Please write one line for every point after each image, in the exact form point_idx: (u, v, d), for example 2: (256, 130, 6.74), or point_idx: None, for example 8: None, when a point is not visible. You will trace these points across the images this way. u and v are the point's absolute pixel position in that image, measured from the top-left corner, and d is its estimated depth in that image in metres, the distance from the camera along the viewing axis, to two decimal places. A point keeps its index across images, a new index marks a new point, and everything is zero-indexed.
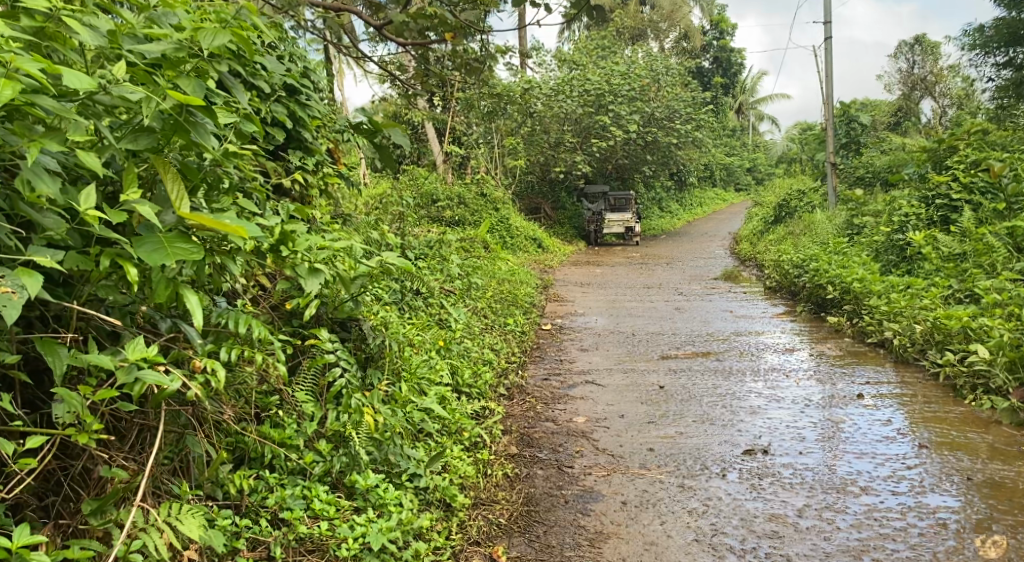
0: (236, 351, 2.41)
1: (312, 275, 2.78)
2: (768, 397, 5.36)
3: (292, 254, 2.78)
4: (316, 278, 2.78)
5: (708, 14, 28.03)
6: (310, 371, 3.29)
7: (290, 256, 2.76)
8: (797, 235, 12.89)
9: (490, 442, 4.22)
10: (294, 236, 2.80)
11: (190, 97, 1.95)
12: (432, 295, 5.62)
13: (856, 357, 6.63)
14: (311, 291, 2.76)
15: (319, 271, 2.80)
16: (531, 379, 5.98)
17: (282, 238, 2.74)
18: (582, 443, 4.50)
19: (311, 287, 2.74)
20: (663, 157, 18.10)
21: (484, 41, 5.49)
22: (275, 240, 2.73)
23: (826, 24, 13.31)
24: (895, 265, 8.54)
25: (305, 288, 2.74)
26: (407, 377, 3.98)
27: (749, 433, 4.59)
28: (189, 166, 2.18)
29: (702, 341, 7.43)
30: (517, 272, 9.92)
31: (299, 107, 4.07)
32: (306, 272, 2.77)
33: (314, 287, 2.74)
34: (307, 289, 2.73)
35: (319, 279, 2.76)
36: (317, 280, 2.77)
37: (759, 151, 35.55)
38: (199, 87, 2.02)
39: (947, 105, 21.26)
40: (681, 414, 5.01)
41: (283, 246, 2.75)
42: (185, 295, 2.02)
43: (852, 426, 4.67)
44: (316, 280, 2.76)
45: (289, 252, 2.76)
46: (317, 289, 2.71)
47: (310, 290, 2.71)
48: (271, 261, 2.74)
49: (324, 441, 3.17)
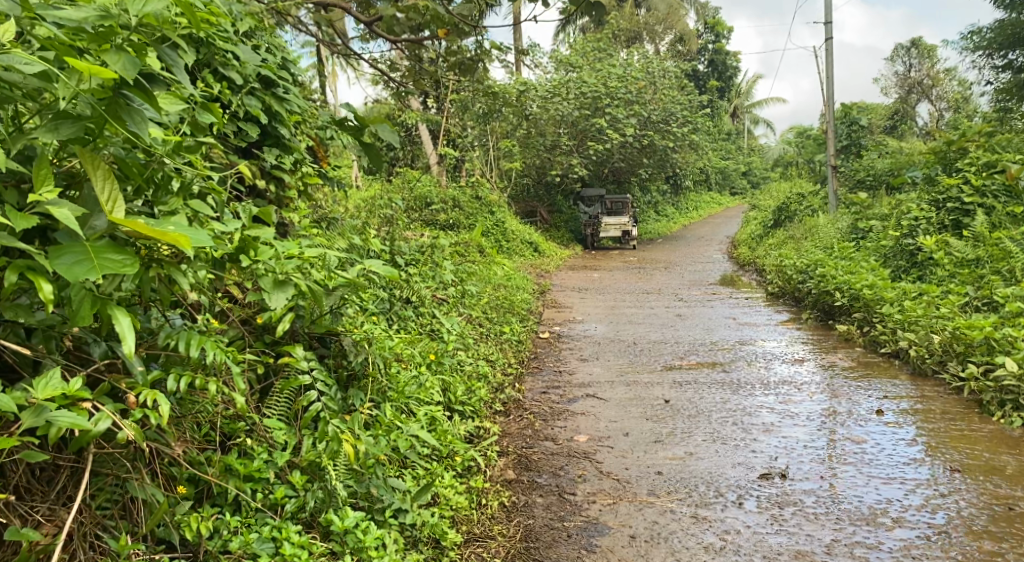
0: (187, 377, 2.06)
1: (277, 289, 2.43)
2: (781, 414, 5.02)
3: (253, 264, 2.42)
4: (282, 293, 2.43)
5: (704, 18, 27.78)
6: (284, 393, 2.99)
7: (252, 266, 2.42)
8: (799, 239, 12.57)
9: (485, 467, 3.89)
10: (257, 244, 2.42)
11: (109, 72, 1.59)
12: (422, 303, 5.26)
13: (870, 368, 6.29)
14: (276, 308, 2.41)
15: (285, 283, 2.46)
16: (529, 392, 5.63)
17: (244, 245, 2.39)
18: (584, 466, 4.15)
19: (276, 304, 2.40)
20: (660, 161, 17.79)
21: (481, 39, 5.15)
22: (235, 249, 2.38)
23: (826, 24, 13.02)
24: (905, 271, 8.21)
25: (269, 305, 2.40)
26: (393, 398, 3.64)
27: (765, 455, 4.24)
28: (133, 161, 1.84)
29: (705, 350, 7.08)
30: (513, 277, 9.58)
31: (275, 101, 3.73)
32: (269, 285, 2.43)
33: (279, 304, 2.39)
34: (271, 305, 2.38)
35: (285, 294, 2.41)
36: (281, 296, 2.42)
37: (754, 155, 35.22)
38: (130, 65, 1.67)
39: (945, 108, 20.98)
40: (689, 432, 4.66)
41: (245, 254, 2.40)
42: (115, 316, 1.68)
43: (875, 447, 4.32)
44: (281, 295, 2.41)
45: (254, 259, 2.41)
46: (281, 306, 2.36)
47: (274, 306, 2.37)
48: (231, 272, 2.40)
49: (298, 472, 2.84)
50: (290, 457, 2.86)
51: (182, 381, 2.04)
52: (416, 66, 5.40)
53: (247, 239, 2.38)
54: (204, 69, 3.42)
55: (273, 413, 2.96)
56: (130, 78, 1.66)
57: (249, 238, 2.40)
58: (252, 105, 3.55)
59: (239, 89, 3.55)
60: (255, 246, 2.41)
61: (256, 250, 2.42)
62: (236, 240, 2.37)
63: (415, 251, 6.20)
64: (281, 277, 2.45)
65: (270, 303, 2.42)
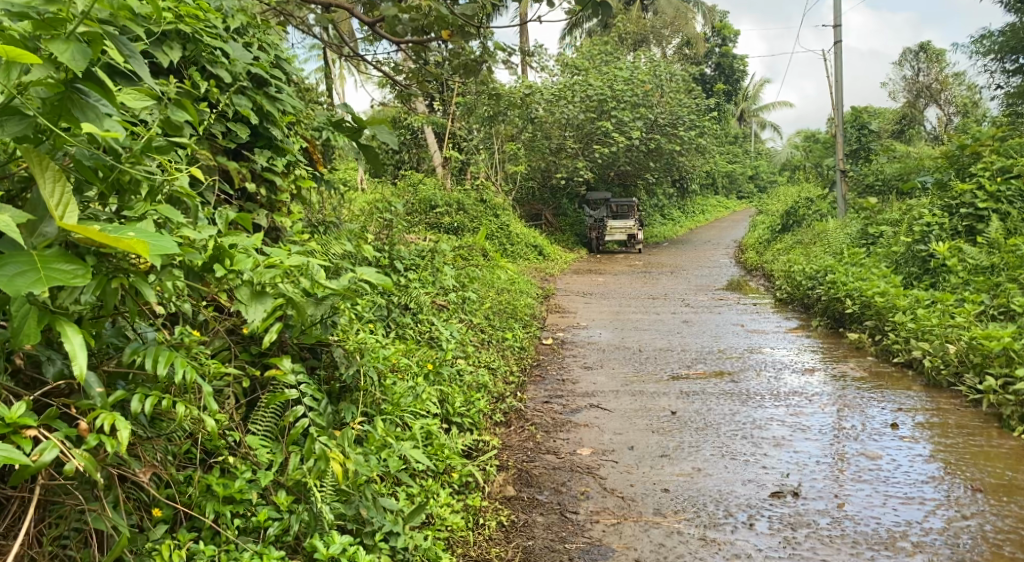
0: (153, 396, 1.89)
1: (255, 301, 2.32)
2: (792, 427, 4.84)
3: (230, 273, 2.28)
4: (259, 306, 2.33)
5: (711, 22, 27.60)
6: (270, 408, 2.83)
7: (228, 276, 2.27)
8: (807, 244, 12.38)
9: (483, 483, 3.74)
10: (235, 252, 2.26)
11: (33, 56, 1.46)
12: (422, 309, 5.09)
13: (883, 378, 6.11)
14: (253, 322, 2.33)
15: (264, 296, 2.34)
16: (531, 401, 5.47)
17: (220, 253, 2.21)
18: (587, 482, 3.98)
19: (253, 319, 2.31)
20: (666, 164, 17.61)
21: (484, 43, 5.00)
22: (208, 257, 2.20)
23: (835, 27, 12.85)
24: (917, 278, 8.03)
25: (245, 319, 2.31)
26: (387, 410, 3.49)
27: (776, 471, 4.07)
28: (103, 160, 1.74)
29: (714, 359, 6.89)
30: (517, 281, 9.42)
31: (267, 100, 3.55)
32: (246, 297, 2.31)
33: (257, 318, 2.31)
34: (248, 320, 2.30)
35: (264, 308, 2.32)
36: (259, 310, 2.32)
37: (761, 159, 34.95)
38: (78, 54, 1.57)
39: (953, 112, 20.70)
40: (696, 446, 4.49)
41: (220, 262, 2.22)
42: (64, 332, 1.55)
43: (891, 464, 4.14)
44: (260, 309, 2.32)
45: (231, 268, 2.24)
46: (259, 321, 2.29)
47: (251, 322, 2.28)
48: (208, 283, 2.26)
49: (283, 492, 2.68)
50: (275, 475, 2.71)
51: (148, 400, 1.87)
52: (419, 68, 5.26)
53: (223, 247, 2.21)
54: (191, 67, 3.27)
55: (258, 430, 2.79)
56: (78, 68, 1.56)
57: (224, 246, 2.22)
58: (241, 104, 3.38)
59: (228, 88, 3.38)
60: (231, 255, 2.24)
61: (232, 257, 2.25)
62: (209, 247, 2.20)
63: (414, 255, 6.03)
64: (258, 289, 2.33)
65: (247, 316, 2.32)
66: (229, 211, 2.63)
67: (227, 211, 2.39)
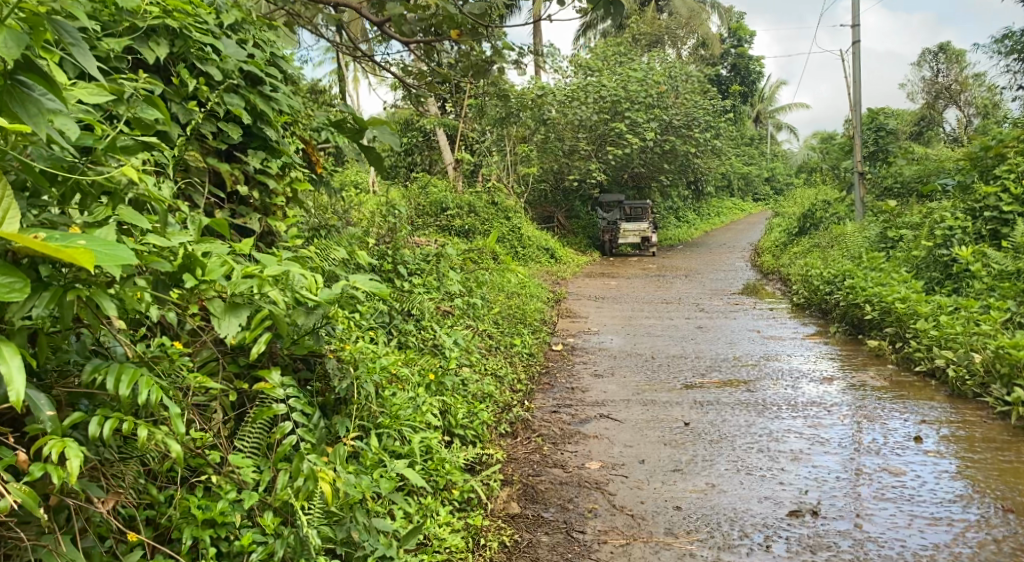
0: (112, 419, 1.78)
1: (230, 313, 2.21)
2: (811, 439, 4.63)
3: (203, 282, 2.17)
4: (234, 319, 2.20)
5: (727, 22, 27.31)
6: (257, 423, 2.68)
7: (201, 285, 2.17)
8: (825, 247, 12.13)
9: (486, 500, 3.58)
10: (207, 262, 2.14)
11: None
12: (425, 316, 4.92)
13: (904, 388, 5.88)
14: (227, 336, 2.20)
15: (240, 307, 2.22)
16: (538, 411, 5.30)
17: (190, 263, 2.10)
18: (595, 498, 3.81)
19: (226, 333, 2.17)
20: (680, 166, 17.37)
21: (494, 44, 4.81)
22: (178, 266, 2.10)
23: (854, 27, 12.61)
24: (939, 283, 7.80)
25: (218, 333, 2.18)
26: (384, 424, 3.34)
27: (794, 488, 3.87)
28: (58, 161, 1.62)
29: (729, 366, 6.69)
30: (528, 285, 9.24)
31: (262, 99, 3.38)
32: (220, 309, 2.20)
33: (231, 333, 2.17)
34: (220, 335, 2.17)
35: (239, 321, 2.19)
36: (234, 323, 2.19)
37: (777, 161, 34.57)
38: (11, 41, 1.47)
39: (973, 114, 20.29)
40: (710, 459, 4.31)
41: (190, 272, 2.11)
42: (3, 353, 1.46)
43: (915, 481, 3.93)
44: (234, 322, 2.19)
45: (203, 278, 2.13)
46: (233, 336, 2.15)
47: (223, 335, 2.15)
48: (178, 295, 2.13)
49: (269, 514, 2.53)
50: (262, 495, 2.56)
51: (106, 425, 1.77)
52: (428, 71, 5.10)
53: (192, 256, 2.10)
54: (180, 63, 3.15)
55: (245, 446, 2.64)
56: (10, 56, 1.45)
57: (195, 254, 2.11)
58: (233, 103, 3.20)
59: (218, 86, 3.22)
60: (203, 263, 2.12)
61: (204, 266, 2.13)
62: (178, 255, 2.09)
63: (419, 260, 5.83)
64: (234, 300, 2.22)
65: (220, 330, 2.19)
66: (202, 215, 2.52)
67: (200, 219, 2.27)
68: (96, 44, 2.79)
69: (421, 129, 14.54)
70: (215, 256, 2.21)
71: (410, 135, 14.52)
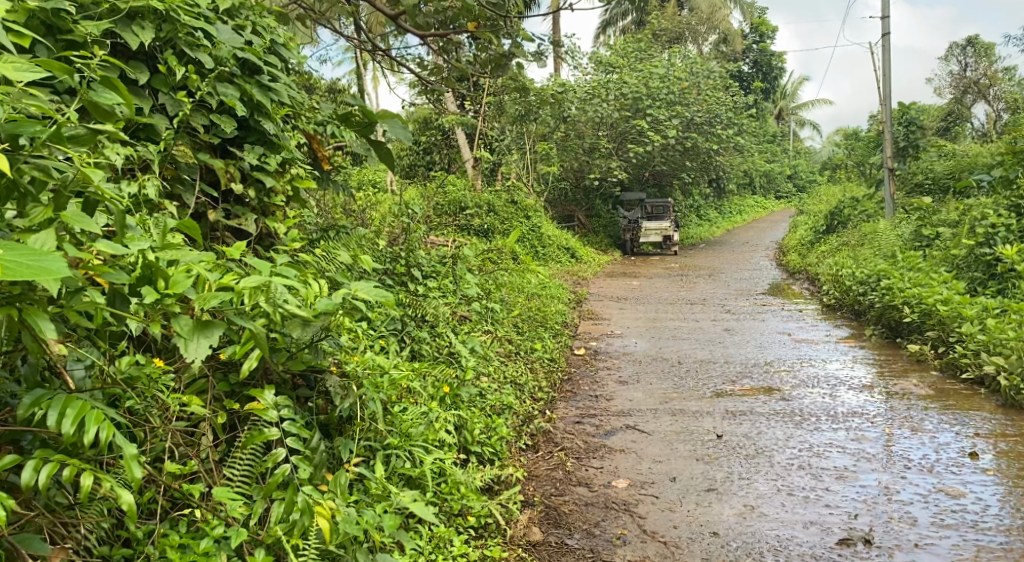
0: (51, 463, 1.66)
1: (199, 333, 1.93)
2: (856, 455, 4.28)
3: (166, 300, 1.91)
4: (204, 339, 1.92)
5: (749, 17, 26.75)
6: (247, 449, 2.40)
7: (162, 303, 1.90)
8: (854, 246, 11.71)
9: (505, 526, 3.29)
10: (175, 280, 1.90)
11: None
12: (439, 322, 4.60)
13: (951, 397, 5.50)
14: (196, 360, 1.92)
15: (212, 325, 1.95)
16: (561, 421, 4.98)
17: (151, 273, 1.88)
18: (624, 522, 3.50)
19: (195, 357, 1.89)
20: (703, 164, 16.96)
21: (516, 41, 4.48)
22: (138, 278, 1.89)
23: (884, 19, 12.17)
24: (982, 284, 7.39)
25: (185, 357, 1.90)
26: (393, 444, 3.04)
27: (842, 512, 3.54)
28: None
29: (761, 372, 6.33)
30: (548, 286, 8.93)
31: (259, 89, 3.10)
32: (188, 329, 1.92)
33: (200, 356, 1.90)
34: (188, 359, 1.89)
35: (209, 343, 1.91)
36: (203, 345, 1.91)
37: (800, 158, 33.92)
38: None
39: (1002, 108, 19.56)
40: (748, 478, 3.96)
41: (152, 284, 1.88)
42: None
43: (977, 504, 3.58)
44: (204, 344, 1.91)
45: (166, 291, 1.88)
46: (202, 361, 1.87)
47: (190, 360, 1.86)
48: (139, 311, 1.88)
49: (260, 552, 2.24)
50: (252, 531, 2.28)
51: (44, 469, 1.65)
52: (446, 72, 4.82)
53: (154, 266, 1.88)
54: (168, 50, 2.90)
55: (235, 475, 2.36)
56: None
57: (157, 265, 1.89)
58: (227, 93, 2.95)
59: (210, 75, 2.96)
60: (166, 275, 1.89)
61: (168, 278, 1.90)
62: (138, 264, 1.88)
63: (434, 261, 5.40)
64: (204, 318, 1.94)
65: (187, 353, 1.91)
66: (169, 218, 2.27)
67: (167, 222, 2.06)
68: (70, 27, 2.54)
69: (440, 128, 14.28)
70: (185, 265, 1.98)
71: (429, 134, 14.31)
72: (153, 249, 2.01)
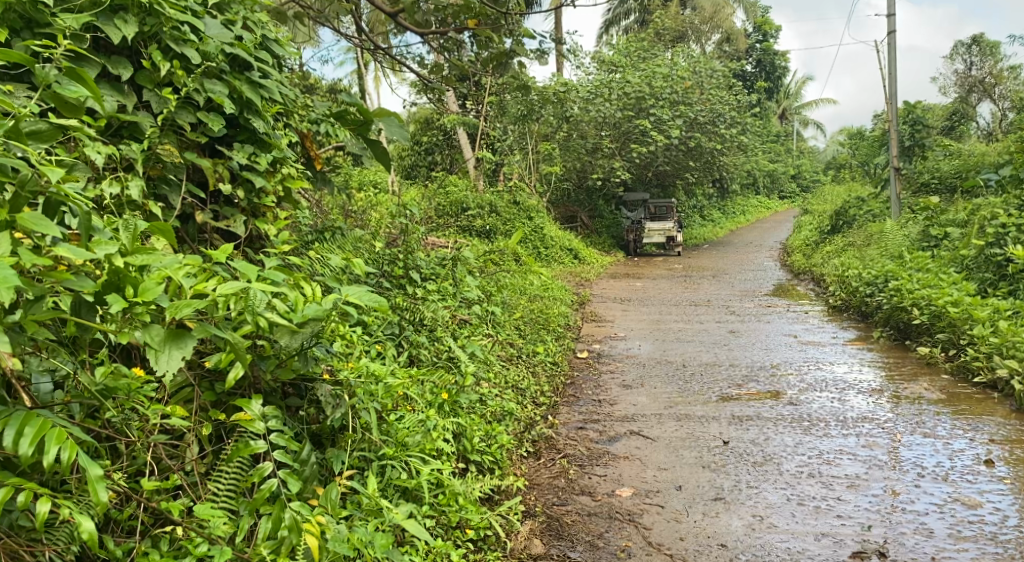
0: (6, 489, 1.65)
1: (171, 344, 1.91)
2: (868, 463, 4.15)
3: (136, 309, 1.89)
4: (176, 351, 1.91)
5: (753, 16, 26.57)
6: (233, 462, 2.28)
7: (134, 312, 1.88)
8: (860, 246, 11.57)
9: (505, 538, 3.17)
10: (145, 287, 1.86)
11: None
12: (438, 326, 4.49)
13: (962, 401, 5.37)
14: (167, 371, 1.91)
15: (184, 337, 1.93)
16: (563, 427, 4.86)
17: (119, 280, 1.85)
18: (629, 533, 3.38)
19: (167, 369, 1.88)
20: (707, 164, 16.82)
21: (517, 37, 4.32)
22: (105, 285, 1.86)
23: (890, 17, 12.03)
24: (993, 285, 7.26)
25: (157, 368, 1.88)
26: (388, 455, 2.92)
27: (855, 523, 3.41)
28: None
29: (768, 376, 6.20)
30: (550, 288, 8.82)
31: (249, 86, 2.98)
32: (159, 340, 1.90)
33: (173, 368, 1.88)
34: (159, 371, 1.87)
35: (182, 354, 1.90)
36: (176, 357, 1.90)
37: (803, 158, 33.74)
38: None
39: (1008, 107, 19.39)
40: (757, 487, 3.84)
41: (120, 291, 1.86)
42: None
43: (996, 515, 3.45)
44: (176, 356, 1.89)
45: (136, 299, 1.85)
46: (173, 373, 1.85)
47: (162, 372, 1.85)
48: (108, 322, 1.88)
49: None
50: (238, 549, 2.14)
51: None
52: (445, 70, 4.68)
53: (122, 273, 1.84)
54: (151, 43, 2.78)
55: (220, 489, 2.24)
56: None
57: (126, 272, 1.86)
58: (215, 90, 2.82)
59: (197, 70, 2.83)
60: (136, 283, 1.85)
61: (137, 285, 1.86)
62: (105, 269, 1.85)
63: (434, 263, 5.25)
64: (177, 328, 1.93)
65: (159, 365, 1.90)
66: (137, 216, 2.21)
67: (137, 224, 2.01)
68: (49, 21, 2.44)
69: (442, 128, 14.17)
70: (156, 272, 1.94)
71: (431, 134, 14.23)
72: (123, 252, 1.95)
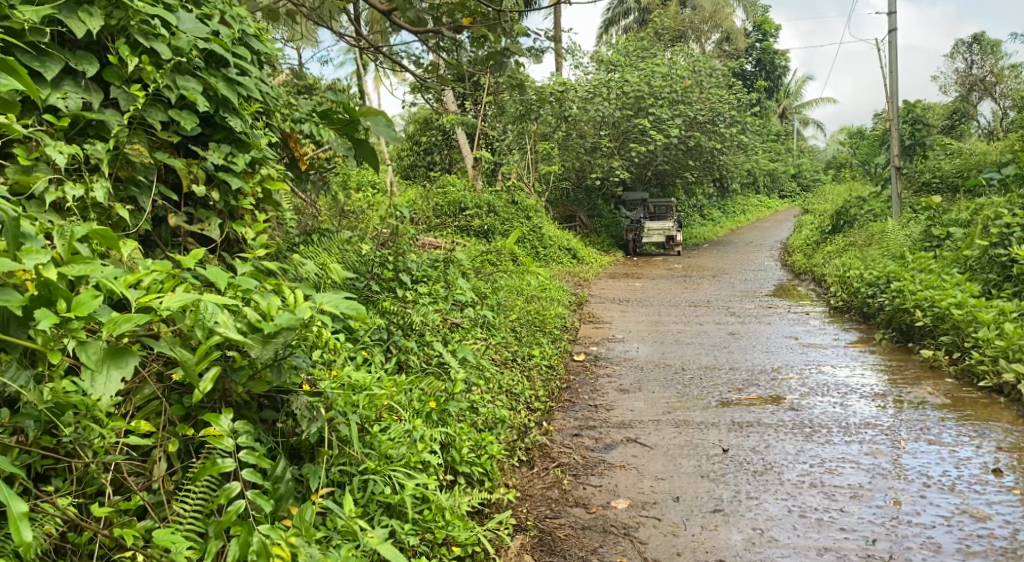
0: None
1: (109, 363, 1.92)
2: (872, 472, 4.01)
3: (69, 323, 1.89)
4: (115, 371, 1.92)
5: (753, 16, 26.39)
6: (201, 481, 2.14)
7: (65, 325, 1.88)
8: (861, 246, 11.43)
9: (494, 554, 3.03)
10: (80, 302, 1.88)
11: None
12: (427, 331, 4.35)
13: (968, 406, 5.23)
14: (105, 392, 1.91)
15: (125, 356, 1.94)
16: (558, 434, 4.72)
17: (51, 294, 1.87)
18: (623, 548, 3.25)
19: (104, 390, 1.88)
20: (706, 163, 16.67)
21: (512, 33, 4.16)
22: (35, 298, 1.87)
23: (890, 15, 11.91)
24: (998, 286, 7.12)
25: (94, 389, 1.89)
26: (371, 468, 2.78)
27: (859, 536, 3.28)
28: None
29: (768, 380, 6.06)
30: (548, 289, 8.67)
31: (226, 83, 2.85)
32: (97, 359, 1.90)
33: (110, 390, 1.89)
34: (96, 392, 1.88)
35: (120, 375, 1.91)
36: (114, 377, 1.91)
37: (803, 157, 33.55)
38: None
39: (1009, 106, 19.24)
40: (757, 497, 3.70)
41: (53, 305, 1.87)
42: None
43: (1005, 529, 3.32)
44: (115, 376, 1.91)
45: (69, 314, 1.87)
46: (110, 395, 1.87)
47: (98, 394, 1.86)
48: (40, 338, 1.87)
49: None
50: None
51: None
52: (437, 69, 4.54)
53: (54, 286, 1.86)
54: (118, 38, 2.65)
55: (187, 510, 2.10)
56: None
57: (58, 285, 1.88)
58: (188, 87, 2.69)
59: (169, 66, 2.70)
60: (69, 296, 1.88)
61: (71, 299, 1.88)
62: (35, 282, 1.86)
63: (425, 265, 5.12)
64: (117, 347, 1.94)
65: (95, 385, 1.90)
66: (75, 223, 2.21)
67: (75, 231, 2.03)
68: (7, 13, 2.30)
69: (441, 128, 14.01)
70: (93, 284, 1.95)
71: (430, 134, 14.08)
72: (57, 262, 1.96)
